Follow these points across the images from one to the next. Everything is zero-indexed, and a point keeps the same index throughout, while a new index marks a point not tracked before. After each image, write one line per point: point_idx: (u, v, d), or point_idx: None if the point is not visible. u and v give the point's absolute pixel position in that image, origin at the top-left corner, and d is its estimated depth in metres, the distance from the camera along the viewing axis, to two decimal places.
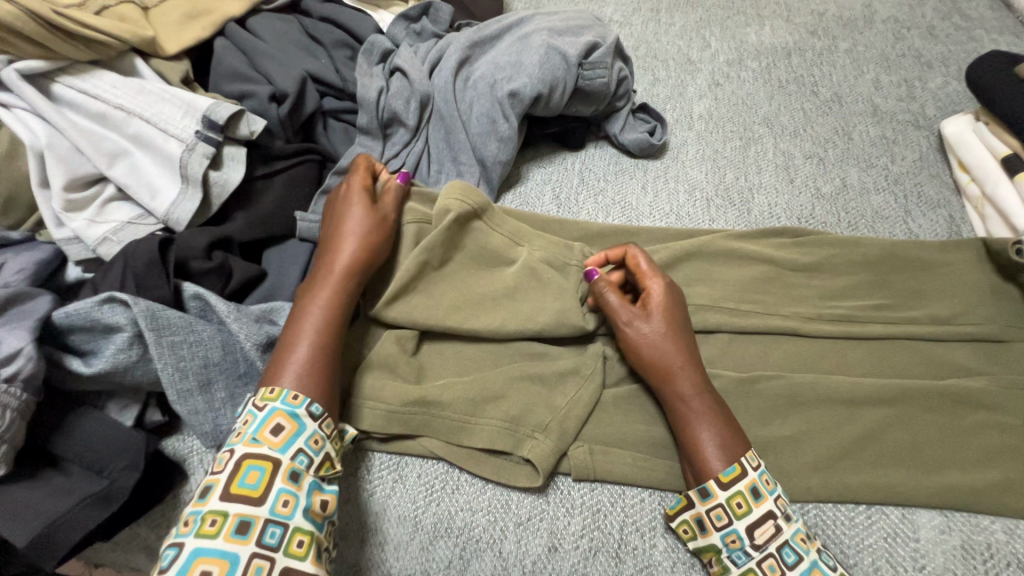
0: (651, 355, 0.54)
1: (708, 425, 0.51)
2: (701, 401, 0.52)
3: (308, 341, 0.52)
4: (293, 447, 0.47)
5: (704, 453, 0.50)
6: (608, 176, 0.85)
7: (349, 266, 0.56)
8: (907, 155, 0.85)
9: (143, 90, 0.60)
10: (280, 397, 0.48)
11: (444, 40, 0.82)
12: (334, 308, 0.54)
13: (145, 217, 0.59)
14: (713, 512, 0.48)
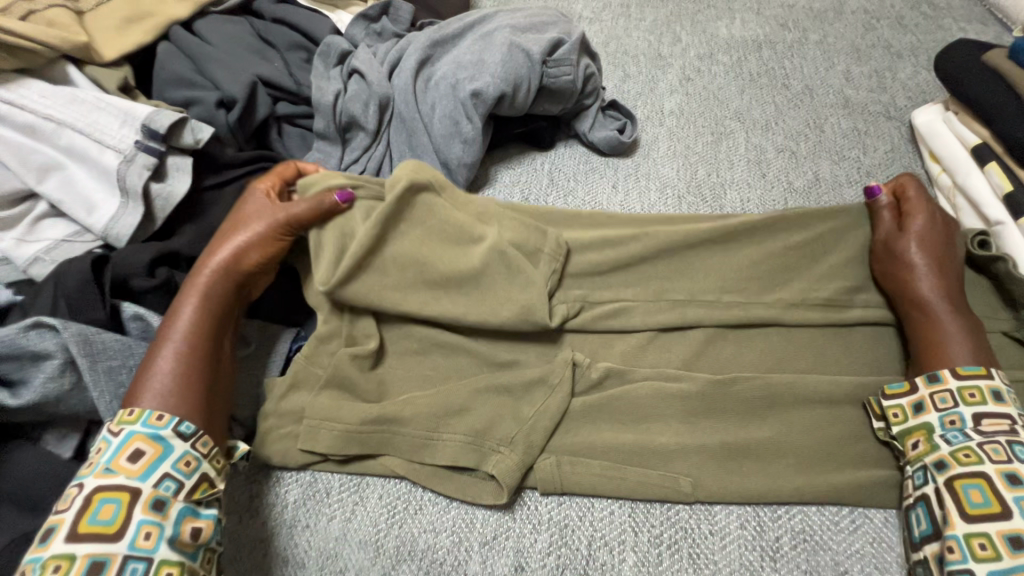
0: (942, 263, 0.56)
1: (964, 328, 0.53)
2: (949, 305, 0.54)
3: (173, 356, 0.49)
4: (157, 473, 0.44)
5: (952, 352, 0.52)
6: (578, 176, 0.82)
7: (217, 274, 0.53)
8: (879, 146, 0.84)
9: (75, 99, 0.57)
10: (140, 418, 0.46)
11: (405, 40, 0.79)
12: (203, 319, 0.51)
13: (82, 234, 0.56)
14: (989, 445, 0.47)
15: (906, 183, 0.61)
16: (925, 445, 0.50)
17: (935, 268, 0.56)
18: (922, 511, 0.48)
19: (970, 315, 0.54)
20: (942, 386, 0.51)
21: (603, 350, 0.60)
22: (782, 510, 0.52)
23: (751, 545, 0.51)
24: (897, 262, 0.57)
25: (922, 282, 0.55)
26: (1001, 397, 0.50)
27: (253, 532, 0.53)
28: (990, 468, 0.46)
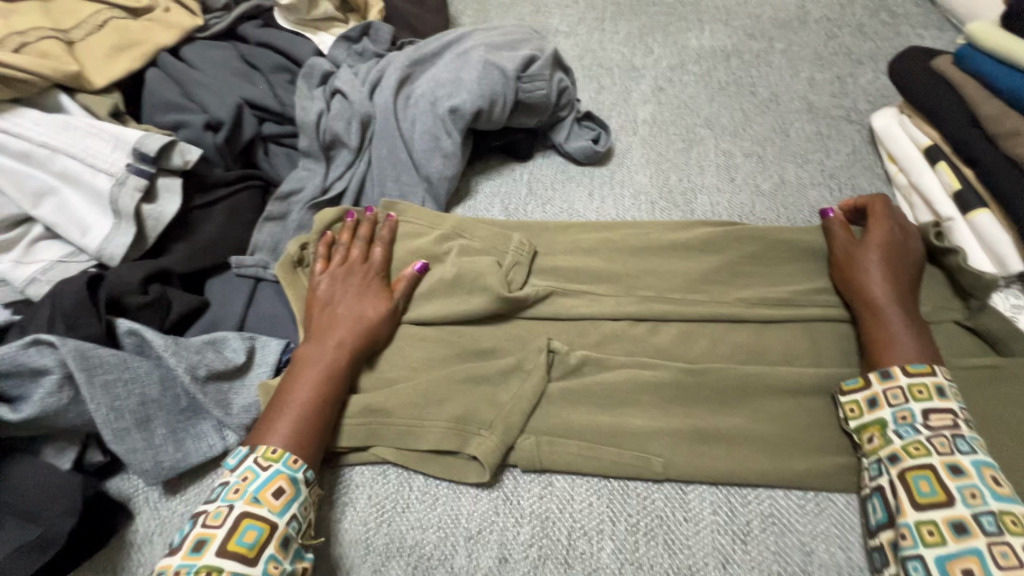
0: (898, 271, 0.59)
1: (912, 328, 0.56)
2: (902, 308, 0.57)
3: (303, 403, 0.53)
4: (291, 512, 0.48)
5: (898, 347, 0.55)
6: (556, 185, 0.86)
7: (350, 342, 0.58)
8: (841, 149, 0.88)
9: (68, 126, 0.59)
10: (281, 459, 0.49)
11: (385, 60, 0.82)
12: (334, 374, 0.55)
13: (77, 255, 0.59)
14: (890, 391, 0.53)
15: (874, 202, 0.65)
16: (879, 439, 0.52)
17: (889, 274, 0.59)
18: (878, 501, 0.50)
19: (916, 317, 0.57)
20: (894, 383, 0.53)
21: (580, 339, 0.64)
22: (751, 495, 0.55)
23: (723, 529, 0.53)
24: (855, 266, 0.61)
25: (876, 284, 0.59)
26: (945, 392, 0.52)
27: None
28: (935, 459, 0.48)
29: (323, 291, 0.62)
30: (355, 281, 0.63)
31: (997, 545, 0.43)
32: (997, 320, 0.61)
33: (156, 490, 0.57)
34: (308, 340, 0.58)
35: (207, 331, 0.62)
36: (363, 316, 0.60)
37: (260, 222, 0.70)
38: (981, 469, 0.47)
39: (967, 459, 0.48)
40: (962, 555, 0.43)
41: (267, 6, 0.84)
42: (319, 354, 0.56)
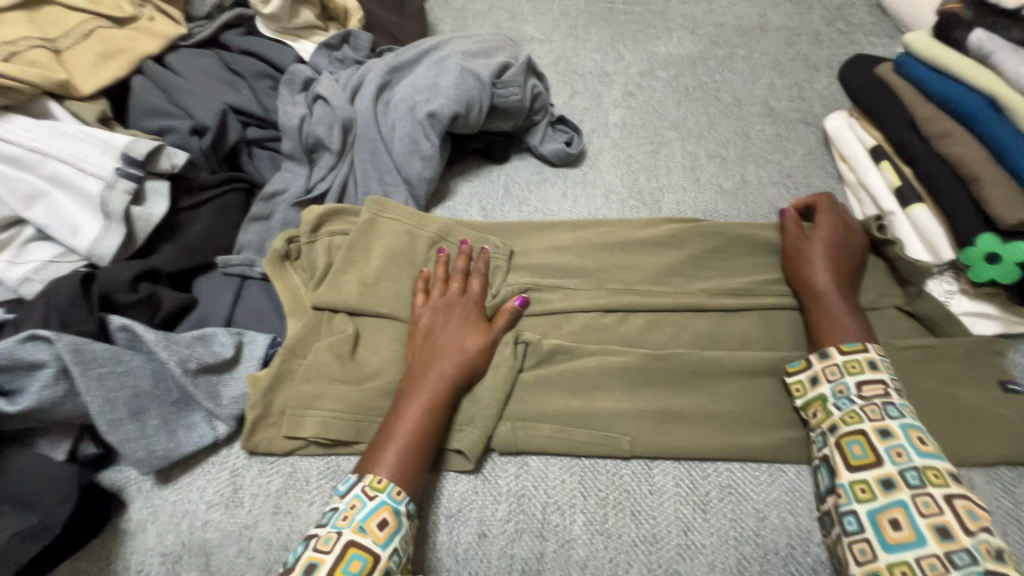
0: (841, 263, 0.65)
1: (851, 314, 0.61)
2: (841, 295, 0.63)
3: (405, 434, 0.55)
4: (393, 546, 0.49)
5: (838, 330, 0.60)
6: (531, 186, 0.90)
7: (450, 375, 0.60)
8: (798, 150, 0.93)
9: (57, 131, 0.62)
10: (387, 489, 0.52)
11: (365, 67, 0.86)
12: (434, 404, 0.58)
13: (68, 255, 0.61)
14: (829, 368, 0.58)
15: (820, 200, 0.71)
16: (821, 412, 0.57)
17: (832, 266, 0.64)
18: (824, 469, 0.55)
19: (854, 304, 0.63)
20: (831, 361, 0.58)
21: (553, 330, 0.68)
22: (710, 468, 0.60)
23: (684, 500, 0.58)
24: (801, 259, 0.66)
25: (819, 276, 0.64)
26: (876, 364, 0.57)
27: (238, 521, 0.58)
28: (866, 426, 0.53)
29: (450, 319, 0.64)
30: (437, 317, 0.65)
31: (922, 496, 0.48)
32: (932, 303, 0.66)
33: (149, 480, 0.60)
34: (413, 371, 0.61)
35: (196, 326, 0.65)
36: (471, 344, 0.62)
37: (245, 223, 0.72)
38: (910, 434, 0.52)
39: (896, 424, 0.52)
40: (892, 507, 0.49)
41: (249, 15, 0.86)
42: (417, 385, 0.59)
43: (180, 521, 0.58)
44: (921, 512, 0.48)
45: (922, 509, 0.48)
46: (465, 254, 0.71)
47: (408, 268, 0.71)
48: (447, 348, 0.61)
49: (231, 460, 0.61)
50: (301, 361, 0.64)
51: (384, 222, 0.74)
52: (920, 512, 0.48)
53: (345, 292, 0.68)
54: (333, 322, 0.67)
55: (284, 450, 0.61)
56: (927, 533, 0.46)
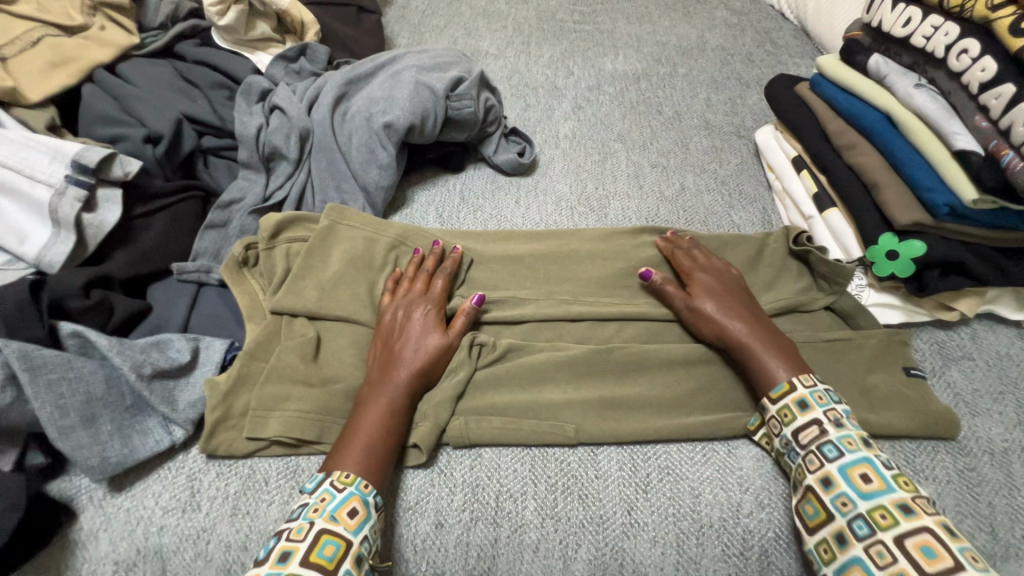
0: (735, 308, 0.67)
1: (768, 348, 0.63)
2: (763, 346, 0.63)
3: (370, 435, 0.58)
4: (364, 533, 0.52)
5: (771, 377, 0.61)
6: (486, 194, 0.94)
7: (412, 378, 0.62)
8: (732, 160, 1.01)
9: (5, 139, 0.62)
10: (355, 482, 0.54)
11: (323, 79, 0.88)
12: (394, 406, 0.60)
13: (15, 263, 0.61)
14: (773, 419, 0.61)
15: (677, 252, 0.75)
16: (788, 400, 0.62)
17: (735, 313, 0.67)
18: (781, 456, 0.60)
19: (783, 341, 0.64)
20: (769, 412, 0.61)
21: (506, 330, 0.73)
22: (651, 452, 0.65)
23: (628, 482, 0.62)
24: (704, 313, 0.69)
25: (731, 324, 0.66)
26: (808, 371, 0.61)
27: (194, 524, 0.58)
28: (788, 399, 0.60)
29: (407, 322, 0.66)
30: (396, 321, 0.67)
31: (831, 471, 0.54)
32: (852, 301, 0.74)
33: (102, 489, 0.59)
34: (374, 376, 0.63)
35: (150, 333, 0.65)
36: (427, 345, 0.65)
37: (201, 230, 0.73)
38: (817, 398, 0.59)
39: (808, 391, 0.59)
40: (806, 491, 0.55)
41: (204, 26, 0.88)
42: (377, 388, 0.61)
43: (135, 528, 0.57)
44: (826, 490, 0.54)
45: (827, 488, 0.54)
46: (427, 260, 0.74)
47: (366, 273, 0.73)
48: (409, 353, 0.64)
49: (188, 464, 0.62)
50: (261, 365, 0.65)
51: (343, 228, 0.76)
52: (827, 489, 0.54)
53: (304, 296, 0.70)
54: (293, 325, 0.68)
55: (245, 452, 0.61)
56: (836, 508, 0.52)
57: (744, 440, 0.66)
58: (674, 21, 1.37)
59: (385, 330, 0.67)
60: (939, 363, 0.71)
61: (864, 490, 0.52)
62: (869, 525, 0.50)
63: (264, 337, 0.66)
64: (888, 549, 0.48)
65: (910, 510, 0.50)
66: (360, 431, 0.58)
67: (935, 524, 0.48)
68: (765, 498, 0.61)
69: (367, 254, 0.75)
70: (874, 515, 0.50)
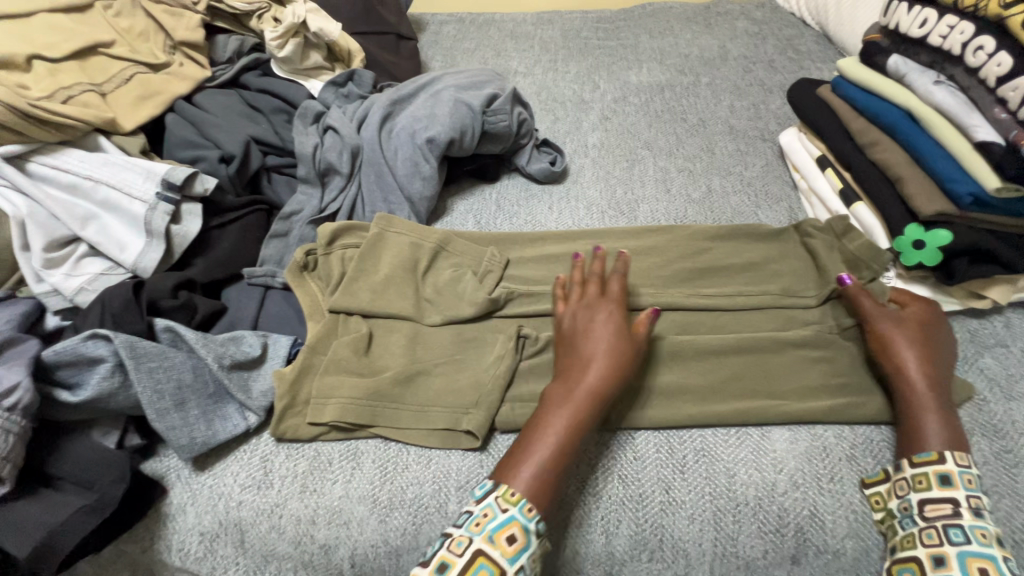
0: (922, 347, 0.66)
1: (936, 419, 0.62)
2: (928, 399, 0.63)
3: (540, 455, 0.60)
4: (518, 563, 0.54)
5: (925, 439, 0.61)
6: (520, 202, 1.00)
7: (590, 390, 0.62)
8: (756, 162, 1.05)
9: (107, 161, 0.71)
10: (518, 503, 0.57)
11: (370, 101, 0.97)
12: (572, 427, 0.61)
13: (115, 268, 0.69)
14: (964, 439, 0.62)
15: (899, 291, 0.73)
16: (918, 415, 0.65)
17: (912, 351, 0.65)
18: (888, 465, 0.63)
19: (945, 400, 0.63)
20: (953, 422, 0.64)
21: (545, 324, 0.78)
22: (686, 435, 0.68)
23: (664, 463, 0.66)
24: (887, 355, 0.66)
25: (911, 367, 0.65)
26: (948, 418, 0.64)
27: (268, 500, 0.64)
28: (931, 467, 0.59)
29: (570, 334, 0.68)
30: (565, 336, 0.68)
31: (951, 472, 0.58)
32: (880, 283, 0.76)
33: (188, 468, 0.66)
34: (556, 389, 0.64)
35: (226, 330, 0.73)
36: (609, 354, 0.64)
37: (266, 239, 0.81)
38: (966, 480, 0.58)
39: (956, 468, 0.58)
40: (921, 475, 0.59)
41: (265, 59, 0.97)
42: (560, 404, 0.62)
43: (217, 503, 0.64)
44: (895, 472, 0.61)
45: (895, 470, 0.61)
46: (601, 258, 0.73)
47: (413, 275, 0.80)
48: (595, 363, 0.64)
49: (260, 447, 0.68)
50: (321, 357, 0.72)
51: (392, 236, 0.83)
52: (942, 483, 0.58)
53: (359, 297, 0.77)
54: (349, 323, 0.76)
55: (309, 436, 0.68)
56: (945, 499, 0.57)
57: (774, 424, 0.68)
58: (696, 33, 1.42)
59: (568, 339, 0.68)
60: (971, 351, 0.73)
61: (915, 461, 0.60)
62: (906, 487, 0.59)
63: (325, 334, 0.74)
64: (912, 508, 0.58)
65: (948, 481, 0.58)
66: (542, 448, 0.60)
67: (965, 500, 0.57)
68: (799, 478, 0.63)
69: (412, 257, 0.82)
70: (914, 479, 0.59)
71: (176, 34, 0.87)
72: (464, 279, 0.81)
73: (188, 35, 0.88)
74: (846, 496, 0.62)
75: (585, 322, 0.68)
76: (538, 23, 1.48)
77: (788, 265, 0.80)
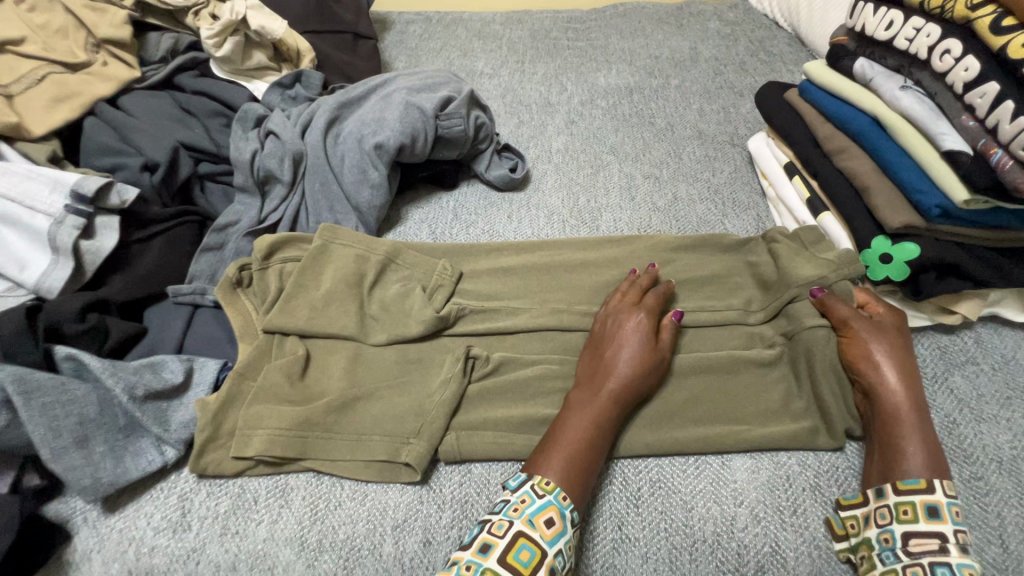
0: (901, 357, 0.63)
1: (919, 439, 0.58)
2: (912, 414, 0.59)
3: (574, 446, 0.58)
4: (558, 546, 0.52)
5: (907, 460, 0.57)
6: (478, 210, 0.95)
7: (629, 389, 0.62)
8: (725, 168, 1.01)
9: (8, 172, 0.65)
10: (553, 491, 0.55)
11: (316, 104, 0.91)
12: (598, 426, 0.59)
13: (16, 289, 0.63)
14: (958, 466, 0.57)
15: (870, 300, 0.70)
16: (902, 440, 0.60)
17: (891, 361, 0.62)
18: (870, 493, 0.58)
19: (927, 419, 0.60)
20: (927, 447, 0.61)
21: (497, 344, 0.73)
22: (642, 465, 0.64)
23: (618, 496, 0.61)
24: (865, 364, 0.63)
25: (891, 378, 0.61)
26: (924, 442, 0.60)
27: (185, 544, 0.58)
28: (918, 495, 0.54)
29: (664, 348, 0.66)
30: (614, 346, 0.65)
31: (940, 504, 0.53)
32: (845, 283, 0.70)
33: (96, 510, 0.60)
34: (583, 390, 0.62)
35: (144, 355, 0.67)
36: (634, 364, 0.63)
37: (197, 253, 0.75)
38: (953, 511, 0.53)
39: (945, 499, 0.53)
40: (906, 504, 0.54)
41: (202, 58, 0.91)
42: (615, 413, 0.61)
43: (127, 549, 0.58)
44: (875, 498, 0.56)
45: (877, 496, 0.56)
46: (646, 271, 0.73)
47: (358, 291, 0.75)
48: (620, 362, 0.63)
49: (180, 484, 0.62)
50: (250, 384, 0.66)
51: (335, 248, 0.77)
52: (929, 515, 0.53)
53: (295, 316, 0.71)
54: (284, 344, 0.70)
55: (233, 471, 0.62)
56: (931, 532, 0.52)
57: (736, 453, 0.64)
58: (667, 34, 1.38)
59: (594, 341, 0.67)
60: (942, 369, 0.69)
61: (899, 488, 0.55)
62: (889, 516, 0.54)
63: (256, 357, 0.68)
64: (894, 540, 0.53)
65: (936, 513, 0.53)
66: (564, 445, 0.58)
67: (953, 535, 0.52)
68: (760, 511, 0.60)
69: (357, 271, 0.76)
70: (898, 509, 0.54)
71: (99, 32, 0.81)
72: (412, 295, 0.74)
73: (112, 33, 0.81)
74: (810, 530, 0.58)
75: (614, 326, 0.67)
76: (505, 22, 1.44)
77: (753, 279, 0.76)
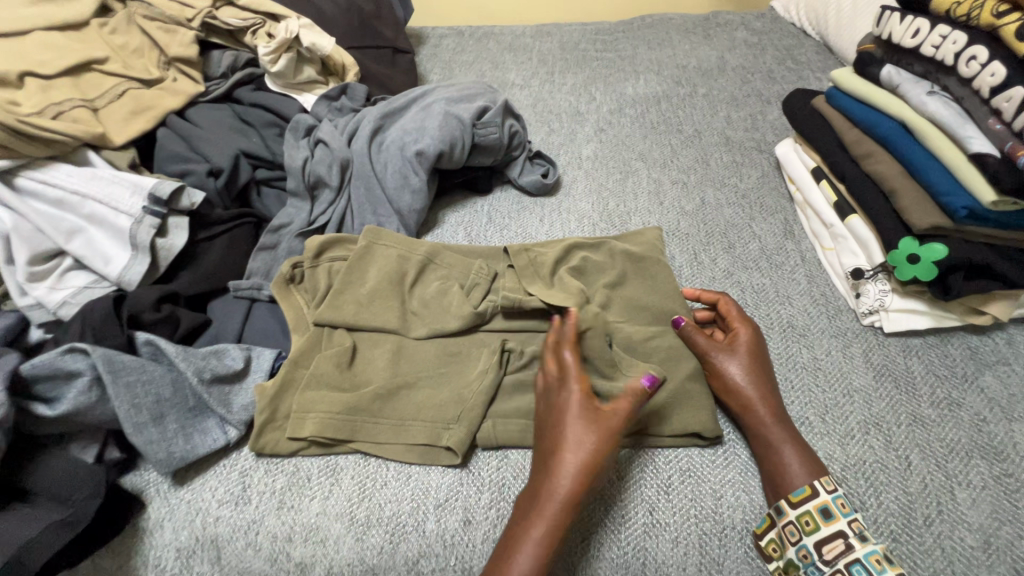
0: (760, 374, 0.68)
1: (791, 453, 0.62)
2: (778, 432, 0.64)
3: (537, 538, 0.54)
4: None
5: (792, 472, 0.60)
6: (512, 214, 0.99)
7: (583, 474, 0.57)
8: (752, 173, 1.03)
9: (96, 176, 0.72)
10: None
11: (361, 115, 0.97)
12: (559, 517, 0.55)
13: (100, 282, 0.71)
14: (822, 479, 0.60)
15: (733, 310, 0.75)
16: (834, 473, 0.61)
17: (754, 382, 0.67)
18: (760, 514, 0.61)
19: (791, 427, 0.64)
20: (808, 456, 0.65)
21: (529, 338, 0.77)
22: (672, 455, 0.67)
23: (649, 484, 0.64)
24: (734, 394, 0.67)
25: (751, 402, 0.66)
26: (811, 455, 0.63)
27: (246, 515, 0.63)
28: (810, 504, 0.58)
29: (747, 342, 0.70)
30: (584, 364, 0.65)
31: (827, 501, 0.58)
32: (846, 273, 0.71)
33: (166, 482, 0.66)
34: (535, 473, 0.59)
35: (209, 343, 0.73)
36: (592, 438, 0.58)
37: (254, 251, 0.82)
38: (840, 505, 0.58)
39: (830, 497, 0.58)
40: (807, 513, 0.57)
41: (258, 74, 0.98)
42: (589, 418, 0.60)
43: (194, 519, 0.63)
44: (778, 515, 0.58)
45: (778, 514, 0.58)
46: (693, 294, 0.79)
47: (401, 287, 0.79)
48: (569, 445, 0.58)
49: (240, 462, 0.68)
50: (303, 371, 0.71)
51: (379, 248, 0.82)
52: (825, 518, 0.57)
53: (343, 310, 0.76)
54: (333, 336, 0.75)
55: (288, 451, 0.67)
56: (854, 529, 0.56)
57: (734, 429, 0.69)
58: (694, 44, 1.41)
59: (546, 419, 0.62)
60: (971, 368, 0.71)
61: (793, 501, 0.58)
62: (798, 533, 0.57)
63: (308, 347, 0.73)
64: (811, 554, 0.56)
65: (829, 514, 0.57)
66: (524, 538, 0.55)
67: (850, 529, 0.56)
68: None
69: (398, 271, 0.81)
70: (800, 521, 0.57)
71: (170, 51, 0.89)
72: (451, 292, 0.79)
73: (181, 52, 0.89)
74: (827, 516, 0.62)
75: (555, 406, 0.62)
76: (536, 35, 1.49)
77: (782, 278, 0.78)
